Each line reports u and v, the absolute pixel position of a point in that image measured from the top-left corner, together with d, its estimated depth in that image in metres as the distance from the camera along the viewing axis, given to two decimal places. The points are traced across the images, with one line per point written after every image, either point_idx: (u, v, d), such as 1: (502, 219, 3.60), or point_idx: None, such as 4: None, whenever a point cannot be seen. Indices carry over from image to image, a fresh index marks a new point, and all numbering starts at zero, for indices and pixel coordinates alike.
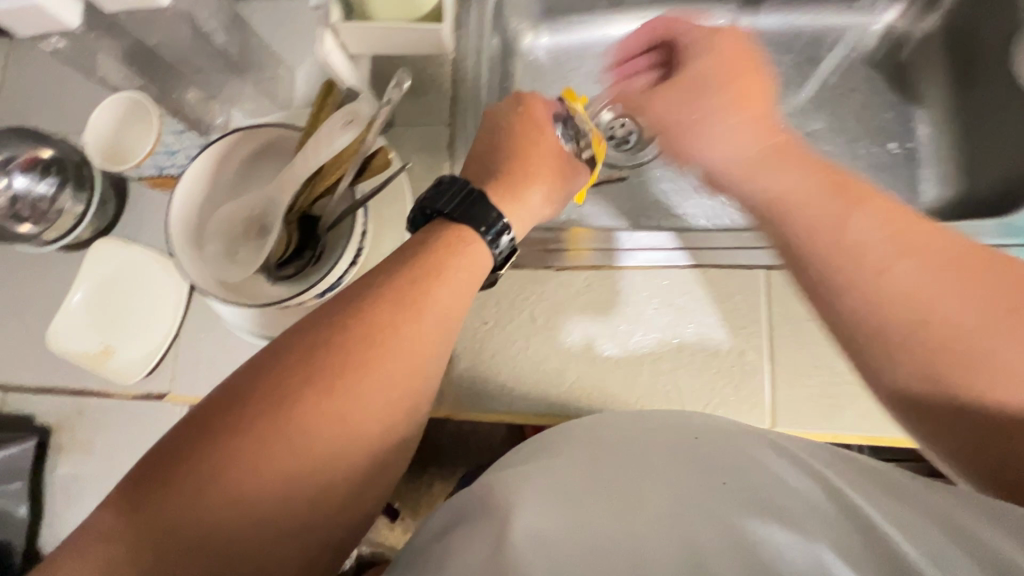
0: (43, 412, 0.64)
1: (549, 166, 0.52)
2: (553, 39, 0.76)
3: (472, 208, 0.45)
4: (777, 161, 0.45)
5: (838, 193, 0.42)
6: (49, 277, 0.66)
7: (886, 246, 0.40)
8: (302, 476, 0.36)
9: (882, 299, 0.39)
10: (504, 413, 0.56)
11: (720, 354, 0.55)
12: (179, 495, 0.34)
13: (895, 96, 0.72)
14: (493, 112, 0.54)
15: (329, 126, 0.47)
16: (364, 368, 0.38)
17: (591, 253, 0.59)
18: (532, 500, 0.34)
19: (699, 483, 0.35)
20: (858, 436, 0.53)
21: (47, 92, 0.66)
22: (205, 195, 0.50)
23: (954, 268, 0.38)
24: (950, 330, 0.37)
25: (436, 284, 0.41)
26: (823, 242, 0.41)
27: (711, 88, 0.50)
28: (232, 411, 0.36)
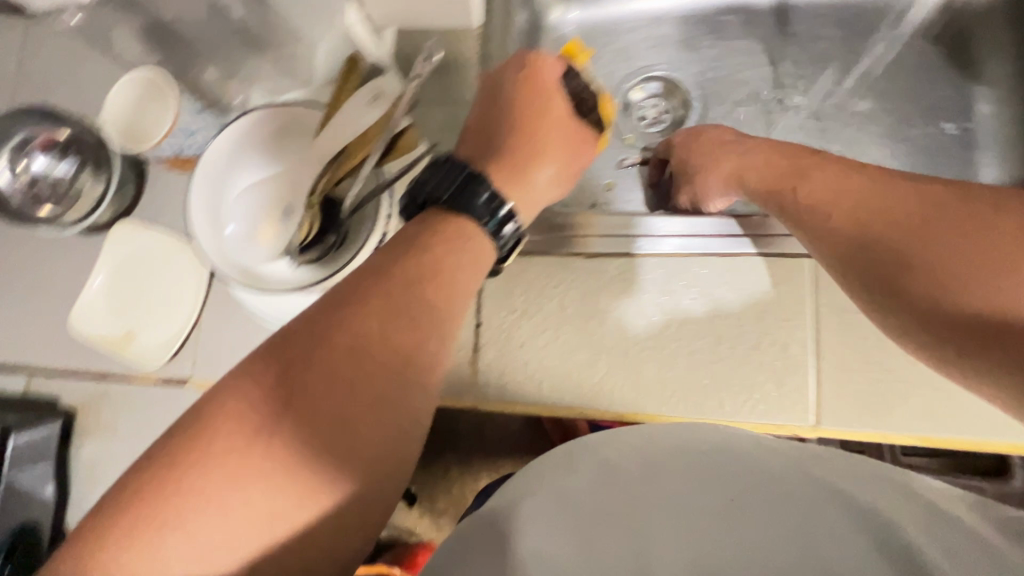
0: (67, 395, 0.64)
1: (563, 146, 0.50)
2: (584, 12, 0.72)
3: (470, 195, 0.43)
4: (759, 159, 0.52)
5: (805, 164, 0.49)
6: (71, 260, 0.65)
7: (848, 202, 0.45)
8: (342, 432, 0.35)
9: (869, 237, 0.44)
10: (533, 406, 0.54)
11: (761, 347, 0.52)
12: (231, 437, 0.34)
13: (954, 71, 0.67)
14: (498, 73, 0.51)
15: (356, 103, 0.47)
16: (404, 326, 0.38)
17: (606, 240, 0.56)
18: (537, 509, 0.30)
19: (707, 490, 0.30)
20: (909, 437, 0.50)
21: (65, 70, 0.64)
22: (225, 175, 0.49)
23: (961, 204, 0.41)
24: (969, 252, 0.39)
25: (466, 251, 0.41)
26: (814, 202, 0.47)
27: (695, 160, 0.57)
28: (206, 432, 0.35)
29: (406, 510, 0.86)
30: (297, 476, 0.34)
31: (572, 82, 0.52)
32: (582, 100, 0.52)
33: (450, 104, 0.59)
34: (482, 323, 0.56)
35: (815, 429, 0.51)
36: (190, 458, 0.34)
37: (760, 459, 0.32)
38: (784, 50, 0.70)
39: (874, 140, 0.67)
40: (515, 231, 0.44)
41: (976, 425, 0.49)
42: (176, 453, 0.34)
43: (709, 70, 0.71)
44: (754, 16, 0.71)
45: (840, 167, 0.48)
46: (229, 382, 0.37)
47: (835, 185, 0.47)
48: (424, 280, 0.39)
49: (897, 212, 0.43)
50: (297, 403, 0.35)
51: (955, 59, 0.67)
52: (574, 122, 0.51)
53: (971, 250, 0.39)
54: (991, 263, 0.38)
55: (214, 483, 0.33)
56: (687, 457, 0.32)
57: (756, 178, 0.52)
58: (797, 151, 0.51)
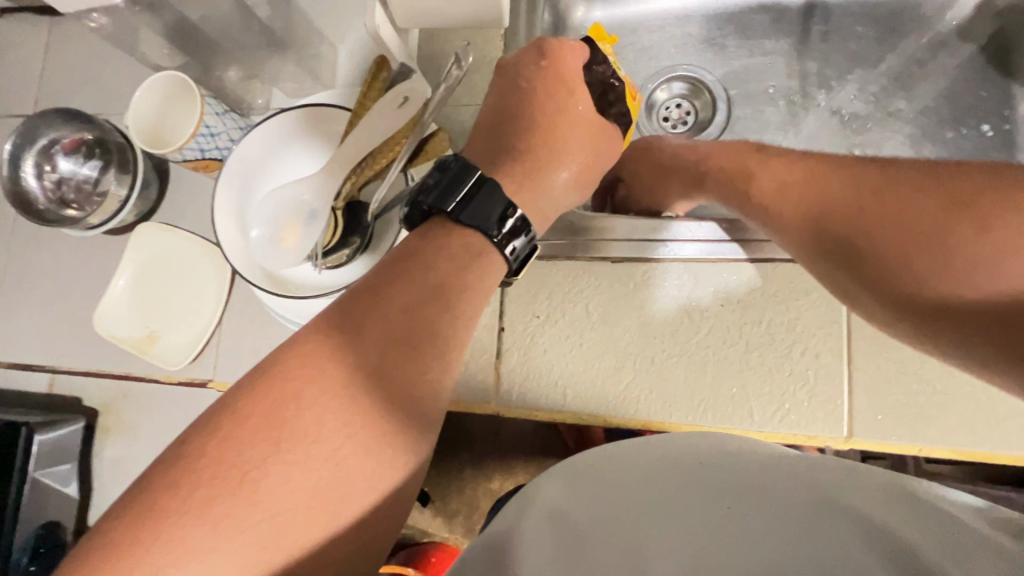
0: (90, 394, 0.65)
1: (584, 145, 0.48)
2: (608, 12, 0.71)
3: (477, 207, 0.41)
4: (707, 159, 0.53)
5: (750, 162, 0.50)
6: (93, 261, 0.65)
7: (799, 194, 0.46)
8: (336, 474, 0.34)
9: (815, 228, 0.45)
10: (558, 412, 0.53)
11: (793, 355, 0.51)
12: (217, 485, 0.32)
13: (992, 71, 0.65)
14: (516, 61, 0.49)
15: (382, 106, 0.46)
16: (409, 346, 0.37)
17: (631, 245, 0.55)
18: (533, 524, 0.30)
19: (704, 497, 0.29)
20: (947, 450, 0.48)
21: (90, 72, 0.65)
22: (251, 179, 0.49)
23: (888, 185, 0.43)
24: (907, 232, 0.41)
25: (469, 273, 0.40)
26: (764, 201, 0.48)
27: (645, 172, 0.57)
28: (206, 447, 0.33)
29: (420, 511, 0.86)
30: (290, 522, 0.33)
31: (598, 68, 0.49)
32: (609, 87, 0.50)
33: (475, 105, 0.58)
34: (505, 329, 0.55)
35: (848, 441, 0.49)
36: (172, 508, 0.32)
37: (779, 466, 0.31)
38: (813, 49, 0.69)
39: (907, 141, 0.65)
40: (527, 243, 0.42)
41: (1017, 438, 0.47)
42: (157, 502, 0.32)
43: (735, 70, 0.70)
44: (783, 14, 0.70)
45: (780, 161, 0.49)
46: (210, 419, 0.35)
47: (780, 183, 0.48)
48: (434, 300, 0.38)
49: (848, 199, 0.44)
50: (286, 445, 0.33)
51: (993, 58, 0.65)
52: (598, 118, 0.49)
53: (905, 229, 0.41)
54: (931, 240, 0.40)
55: (199, 537, 0.31)
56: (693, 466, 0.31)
57: (707, 181, 0.53)
58: (741, 150, 0.52)
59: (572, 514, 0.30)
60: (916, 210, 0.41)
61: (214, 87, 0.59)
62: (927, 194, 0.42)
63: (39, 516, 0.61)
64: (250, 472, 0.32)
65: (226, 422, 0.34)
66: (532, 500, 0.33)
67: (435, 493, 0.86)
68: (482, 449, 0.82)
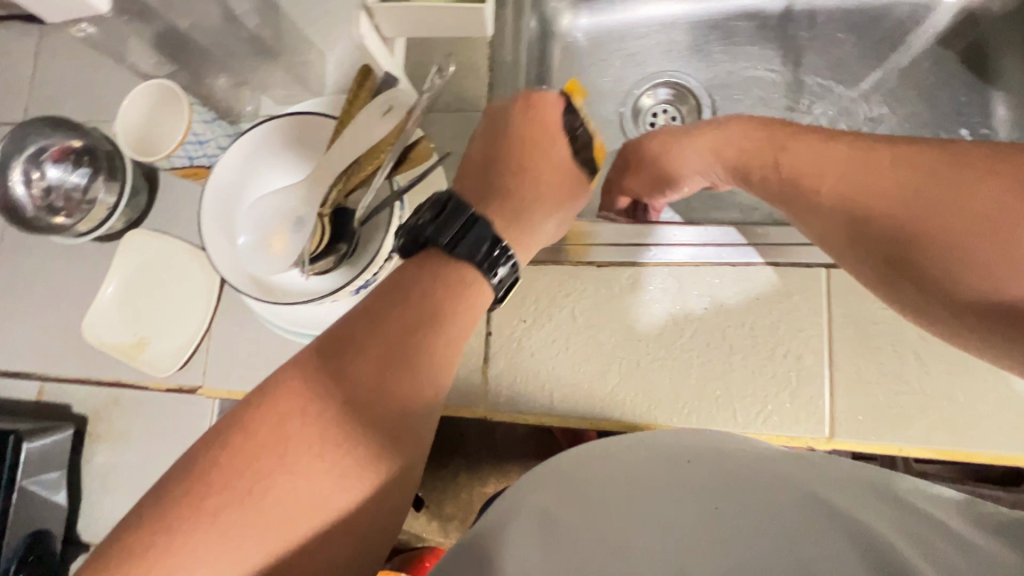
0: (79, 402, 0.65)
1: (562, 181, 0.49)
2: (594, 19, 0.72)
3: (470, 240, 0.41)
4: (736, 134, 0.48)
5: (783, 137, 0.46)
6: (83, 267, 0.65)
7: (839, 172, 0.42)
8: (336, 490, 0.35)
9: (850, 211, 0.41)
10: (544, 415, 0.54)
11: (776, 357, 0.52)
12: (226, 497, 0.34)
13: (971, 77, 0.66)
14: (502, 110, 0.50)
15: (367, 115, 0.47)
16: (405, 369, 0.38)
17: (616, 250, 0.56)
18: (518, 519, 0.31)
19: (693, 500, 0.30)
20: (926, 450, 0.49)
21: (79, 81, 0.65)
22: (238, 197, 0.49)
23: (936, 168, 0.39)
24: (949, 223, 0.38)
25: (461, 301, 0.41)
26: (797, 179, 0.44)
27: (658, 146, 0.52)
28: (217, 459, 0.35)
29: (414, 516, 0.86)
30: (293, 534, 0.34)
31: (569, 118, 0.49)
32: (576, 136, 0.49)
33: (461, 112, 0.59)
34: (493, 333, 0.56)
35: (830, 441, 0.50)
36: (181, 519, 0.33)
37: (755, 471, 0.31)
38: (795, 55, 0.70)
39: None
40: (511, 269, 0.43)
41: (994, 438, 0.48)
42: (167, 513, 0.34)
43: (720, 77, 0.71)
44: (765, 21, 0.71)
45: (818, 137, 0.45)
46: (217, 436, 0.36)
47: (818, 160, 0.43)
48: (428, 325, 0.40)
49: (902, 180, 0.40)
50: (289, 463, 0.35)
51: (969, 64, 0.66)
52: (571, 167, 0.49)
53: (947, 218, 0.38)
54: (972, 233, 0.37)
55: (209, 546, 0.33)
56: (681, 465, 0.32)
57: (735, 157, 0.48)
58: (770, 125, 0.48)
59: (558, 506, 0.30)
60: (960, 199, 0.38)
61: (202, 95, 0.60)
62: (975, 182, 0.38)
63: (28, 523, 0.61)
64: (255, 486, 0.34)
65: (236, 437, 0.36)
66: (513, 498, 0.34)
67: (428, 497, 0.86)
68: (475, 454, 0.83)
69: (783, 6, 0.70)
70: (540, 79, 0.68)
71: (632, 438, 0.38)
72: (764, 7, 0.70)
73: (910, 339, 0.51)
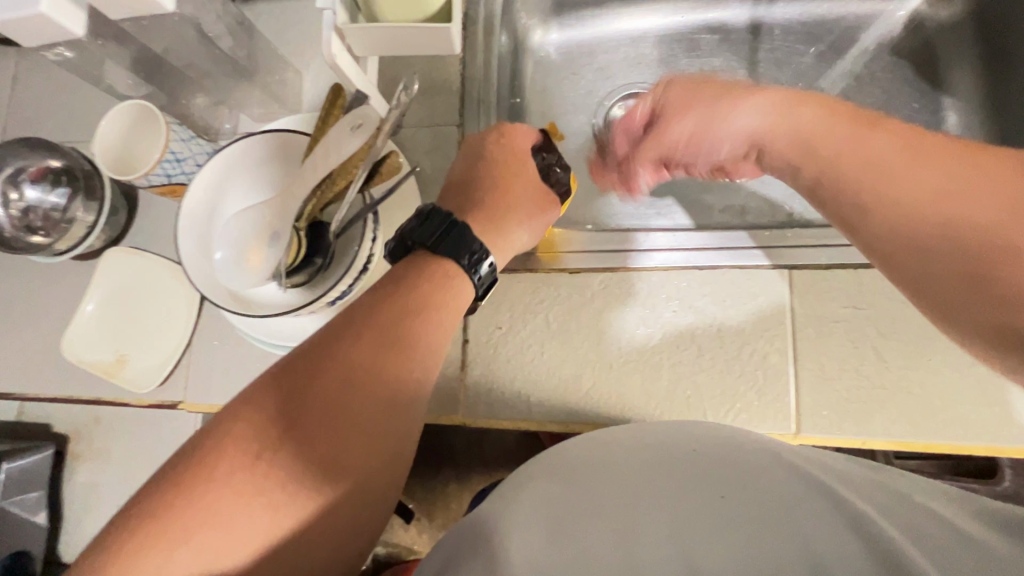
0: (59, 420, 0.65)
1: (535, 195, 0.51)
2: (564, 35, 0.74)
3: (454, 241, 0.44)
4: (799, 118, 0.43)
5: (858, 127, 0.41)
6: (63, 286, 0.66)
7: (911, 178, 0.37)
8: (335, 468, 0.37)
9: (885, 205, 0.38)
10: (520, 419, 0.55)
11: (744, 356, 0.54)
12: (232, 465, 0.35)
13: (924, 84, 0.69)
14: (473, 138, 0.52)
15: (337, 131, 0.48)
16: (401, 358, 0.40)
17: (586, 256, 0.58)
18: (529, 522, 0.35)
19: (701, 499, 0.35)
20: (888, 442, 0.51)
21: (59, 102, 0.66)
22: (216, 201, 0.50)
23: (1001, 177, 0.34)
24: (994, 240, 0.33)
25: (448, 293, 0.43)
26: (843, 161, 0.40)
27: (699, 95, 0.48)
28: (228, 432, 0.37)
29: (404, 528, 0.86)
30: (284, 520, 0.36)
31: (544, 156, 0.52)
32: (552, 174, 0.52)
33: (433, 126, 0.62)
34: (469, 340, 0.57)
35: (797, 437, 0.51)
36: (170, 511, 0.34)
37: (739, 479, 0.37)
38: (758, 65, 0.72)
39: None
40: (491, 270, 0.45)
41: (951, 429, 0.50)
42: (155, 506, 0.35)
43: None
44: (729, 34, 0.73)
45: (902, 135, 0.39)
46: (230, 412, 0.38)
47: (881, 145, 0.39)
48: (420, 316, 0.41)
49: (985, 203, 0.34)
50: (279, 456, 0.36)
51: (920, 71, 0.70)
52: (541, 184, 0.51)
53: (998, 235, 0.33)
54: (1021, 257, 0.32)
55: (200, 535, 0.34)
56: (687, 474, 0.38)
57: (788, 135, 0.44)
58: (845, 113, 0.42)
59: (573, 508, 0.36)
60: (1017, 215, 0.33)
61: (180, 114, 0.61)
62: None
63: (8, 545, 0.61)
64: (261, 458, 0.36)
65: (246, 417, 0.37)
66: (506, 515, 0.37)
67: (418, 509, 0.86)
68: (465, 464, 0.84)
69: (746, 19, 0.73)
70: (513, 92, 0.70)
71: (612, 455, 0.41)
72: (727, 20, 0.73)
73: (869, 335, 0.53)
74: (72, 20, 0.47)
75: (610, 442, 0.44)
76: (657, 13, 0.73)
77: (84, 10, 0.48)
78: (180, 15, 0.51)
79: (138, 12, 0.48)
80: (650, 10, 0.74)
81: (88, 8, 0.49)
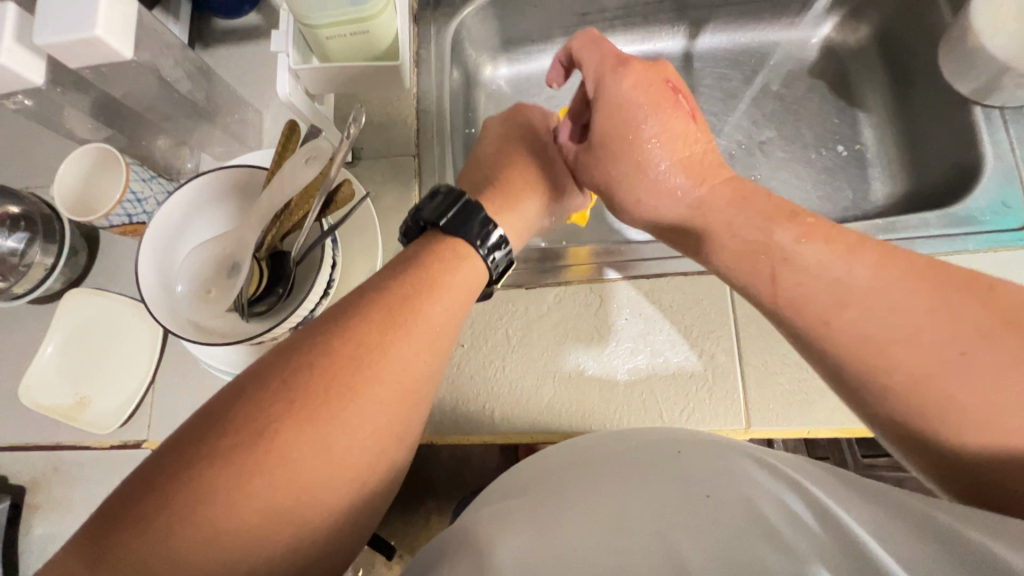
0: (17, 470, 0.63)
1: (544, 184, 0.54)
2: (513, 69, 0.80)
3: (470, 222, 0.47)
4: (734, 216, 0.46)
5: (774, 229, 0.43)
6: (20, 332, 0.65)
7: (814, 268, 0.40)
8: (343, 449, 0.37)
9: (801, 314, 0.40)
10: (487, 434, 0.56)
11: (694, 356, 0.57)
12: (232, 447, 0.34)
13: (840, 102, 0.76)
14: (496, 122, 0.58)
15: (292, 163, 0.50)
16: (401, 337, 0.41)
17: (591, 268, 0.61)
18: (510, 534, 0.37)
19: (688, 498, 0.38)
20: (832, 430, 0.54)
21: (18, 148, 0.67)
22: (185, 223, 0.52)
23: (907, 282, 0.37)
24: (897, 353, 0.35)
25: (447, 277, 0.44)
26: (745, 243, 0.44)
27: (627, 132, 0.49)
28: (225, 417, 0.36)
29: (388, 567, 0.84)
30: (291, 504, 0.35)
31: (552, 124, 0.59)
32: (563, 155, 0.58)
33: (390, 155, 0.65)
34: None
35: (748, 431, 0.54)
36: (161, 498, 0.33)
37: (704, 474, 0.39)
38: (693, 90, 0.78)
39: (781, 165, 0.74)
40: (506, 255, 0.48)
41: None
42: (148, 494, 0.33)
43: None
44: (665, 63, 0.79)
45: (811, 231, 0.42)
46: (226, 400, 0.37)
47: (792, 246, 0.42)
48: (419, 299, 0.42)
49: (884, 312, 0.37)
50: (276, 444, 0.35)
51: (838, 91, 0.77)
52: (560, 165, 0.56)
53: (902, 345, 0.35)
54: (921, 369, 0.35)
55: (186, 526, 0.32)
56: (661, 471, 0.41)
57: (714, 241, 0.46)
58: (762, 211, 0.45)
59: (559, 520, 0.38)
60: (920, 328, 0.35)
61: (142, 155, 0.63)
62: (952, 318, 0.35)
63: None
64: (263, 435, 0.35)
65: (242, 402, 0.37)
66: (481, 538, 0.38)
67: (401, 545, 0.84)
68: (446, 495, 0.85)
69: (679, 50, 0.79)
70: (467, 122, 0.74)
71: (594, 449, 0.46)
72: (662, 50, 0.79)
73: None
74: (31, 68, 0.49)
75: (574, 448, 0.47)
76: None
77: (43, 59, 0.51)
78: (140, 61, 0.54)
79: (97, 60, 0.50)
80: None
81: (47, 57, 0.51)
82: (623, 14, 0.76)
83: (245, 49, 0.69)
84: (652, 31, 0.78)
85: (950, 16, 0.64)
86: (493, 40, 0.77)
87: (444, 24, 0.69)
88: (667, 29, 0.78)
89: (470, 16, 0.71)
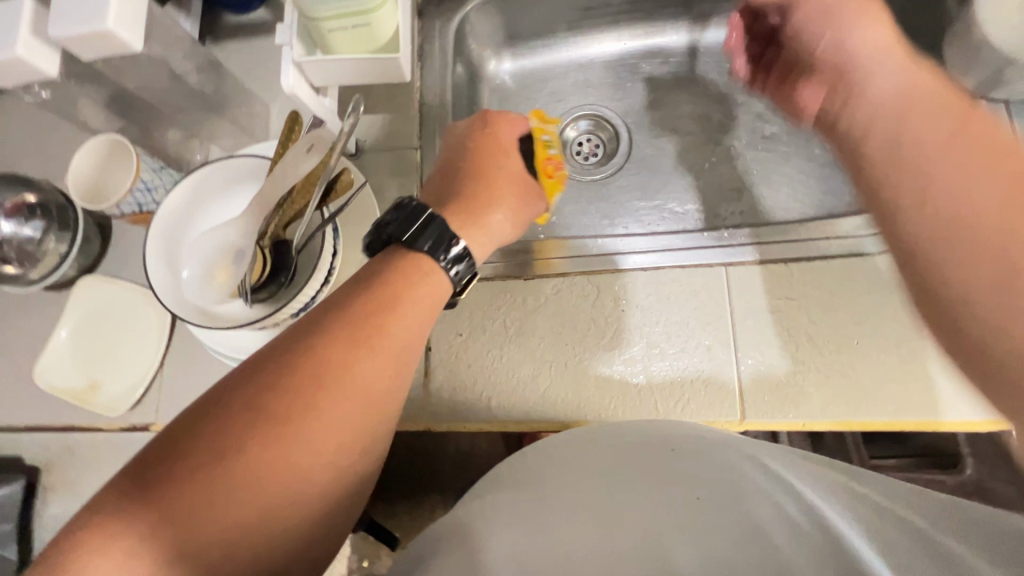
0: (32, 451, 0.65)
1: (512, 195, 0.54)
2: (516, 63, 0.80)
3: (430, 236, 0.46)
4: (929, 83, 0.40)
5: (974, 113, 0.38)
6: (37, 317, 0.68)
7: (986, 166, 0.35)
8: (307, 465, 0.38)
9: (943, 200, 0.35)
10: (479, 423, 0.57)
11: (688, 350, 0.57)
12: (196, 465, 0.36)
13: None
14: (461, 130, 0.57)
15: (294, 153, 0.51)
16: (366, 353, 0.41)
17: (569, 262, 0.61)
18: (500, 526, 0.38)
19: (678, 497, 0.37)
20: (827, 423, 0.54)
21: (37, 141, 0.69)
22: (188, 222, 0.54)
23: None
24: None
25: (419, 288, 0.45)
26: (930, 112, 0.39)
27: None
28: (192, 432, 0.37)
29: None
30: (257, 517, 0.37)
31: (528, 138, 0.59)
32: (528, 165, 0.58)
33: (393, 147, 0.66)
34: (432, 348, 0.60)
35: (742, 423, 0.54)
36: (132, 509, 0.35)
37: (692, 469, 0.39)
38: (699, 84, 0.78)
39: (784, 158, 0.72)
40: (468, 267, 0.48)
41: (888, 409, 0.53)
42: (119, 503, 0.35)
43: (636, 106, 0.78)
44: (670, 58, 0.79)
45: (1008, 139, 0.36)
46: (195, 414, 0.39)
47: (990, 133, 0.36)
48: (385, 313, 0.43)
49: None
50: (240, 462, 0.37)
51: None
52: (524, 177, 0.56)
53: None
54: None
55: (158, 540, 0.35)
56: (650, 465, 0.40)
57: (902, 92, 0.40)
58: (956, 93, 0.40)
59: (548, 514, 0.38)
60: None
61: (152, 147, 0.64)
62: None
63: None
64: (225, 453, 0.37)
65: (209, 417, 0.38)
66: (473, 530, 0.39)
67: None
68: None
69: (685, 43, 0.78)
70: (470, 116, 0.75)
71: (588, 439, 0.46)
72: (668, 45, 0.79)
73: (802, 324, 0.56)
74: (46, 60, 0.51)
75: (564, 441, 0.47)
76: (603, 40, 0.79)
77: (57, 52, 0.52)
78: (151, 55, 0.55)
79: (109, 52, 0.51)
80: (596, 38, 0.79)
81: (61, 50, 0.53)
82: (628, 9, 0.77)
83: (254, 44, 0.70)
84: (657, 26, 0.78)
85: (955, 10, 0.63)
86: (497, 35, 0.77)
87: (447, 19, 0.70)
88: (673, 24, 0.78)
89: (474, 11, 0.72)
